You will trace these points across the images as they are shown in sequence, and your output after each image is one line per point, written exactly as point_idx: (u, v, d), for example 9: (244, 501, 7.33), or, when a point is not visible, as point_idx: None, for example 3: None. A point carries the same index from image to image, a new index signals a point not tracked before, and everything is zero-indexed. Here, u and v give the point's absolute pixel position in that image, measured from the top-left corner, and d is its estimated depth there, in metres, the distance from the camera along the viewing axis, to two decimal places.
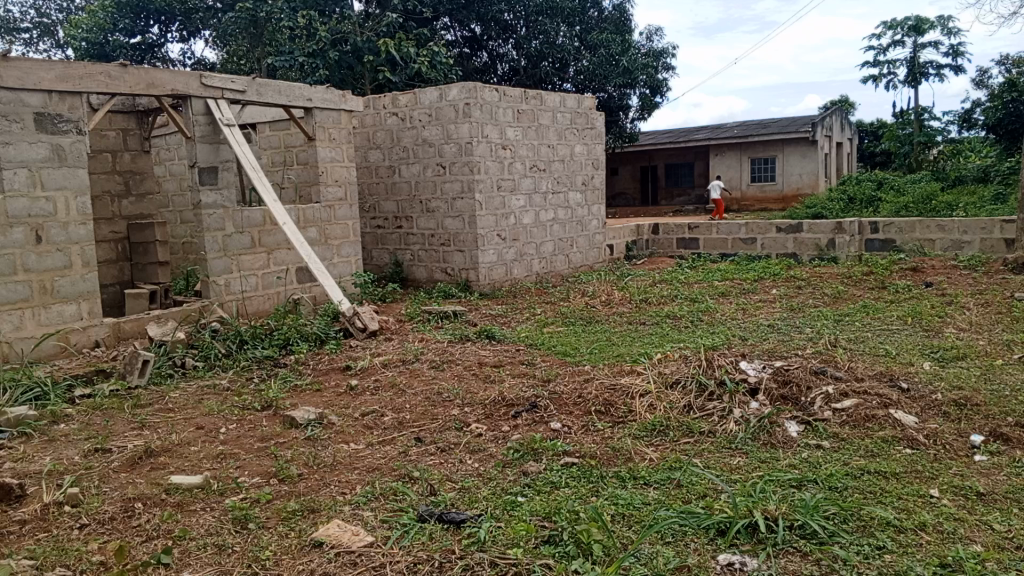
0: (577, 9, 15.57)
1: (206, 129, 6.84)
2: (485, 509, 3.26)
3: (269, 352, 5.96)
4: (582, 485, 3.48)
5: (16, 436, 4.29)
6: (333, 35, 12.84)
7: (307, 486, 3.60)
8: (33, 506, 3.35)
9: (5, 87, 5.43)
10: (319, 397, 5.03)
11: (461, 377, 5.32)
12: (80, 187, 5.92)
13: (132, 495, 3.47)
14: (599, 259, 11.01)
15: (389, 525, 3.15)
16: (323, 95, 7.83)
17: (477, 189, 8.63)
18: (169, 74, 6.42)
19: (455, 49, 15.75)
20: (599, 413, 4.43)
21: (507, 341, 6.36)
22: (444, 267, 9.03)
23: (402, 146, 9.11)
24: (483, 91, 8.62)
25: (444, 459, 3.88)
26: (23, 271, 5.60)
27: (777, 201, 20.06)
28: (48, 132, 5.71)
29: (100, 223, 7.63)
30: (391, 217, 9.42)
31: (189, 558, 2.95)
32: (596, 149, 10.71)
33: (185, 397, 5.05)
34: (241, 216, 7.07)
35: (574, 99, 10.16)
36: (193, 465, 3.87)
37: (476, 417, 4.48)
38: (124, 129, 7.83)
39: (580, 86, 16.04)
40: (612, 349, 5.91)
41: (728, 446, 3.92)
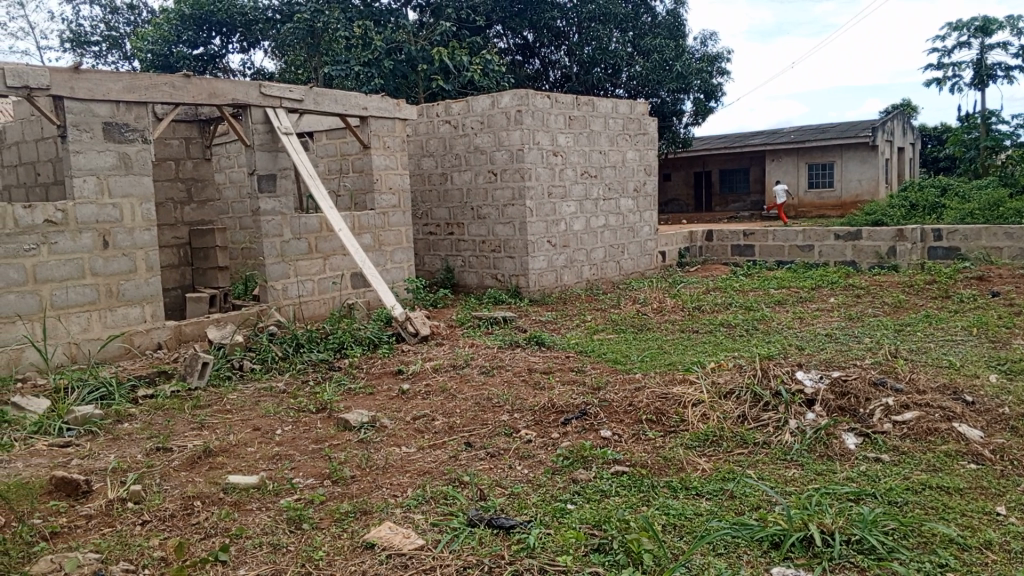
0: (630, 15, 15.59)
1: (265, 137, 7.01)
2: (534, 516, 3.26)
3: (324, 356, 6.07)
4: (632, 494, 3.45)
5: (83, 434, 4.45)
6: (388, 44, 13.06)
7: (359, 488, 3.65)
8: (98, 501, 3.47)
9: (76, 98, 5.65)
10: (371, 400, 5.11)
11: (511, 383, 5.33)
12: (145, 194, 6.12)
13: (191, 493, 3.56)
14: (650, 266, 10.93)
15: (439, 529, 3.18)
16: (378, 103, 7.95)
17: (528, 196, 8.65)
18: (229, 84, 6.60)
19: (508, 56, 15.89)
20: (650, 422, 4.39)
21: (557, 347, 6.35)
22: (495, 273, 9.08)
23: (454, 154, 9.19)
24: (535, 97, 8.64)
25: (494, 464, 3.89)
26: (90, 275, 5.81)
27: (836, 208, 19.59)
28: (115, 142, 5.92)
29: (164, 229, 7.90)
30: (443, 223, 9.51)
31: (245, 556, 3.01)
32: (648, 154, 10.62)
33: (243, 399, 5.18)
34: (299, 223, 7.22)
35: (626, 105, 10.10)
36: (249, 465, 3.96)
37: (526, 423, 4.48)
38: (187, 138, 8.09)
39: (633, 91, 15.97)
40: (663, 357, 5.85)
41: (783, 457, 3.85)
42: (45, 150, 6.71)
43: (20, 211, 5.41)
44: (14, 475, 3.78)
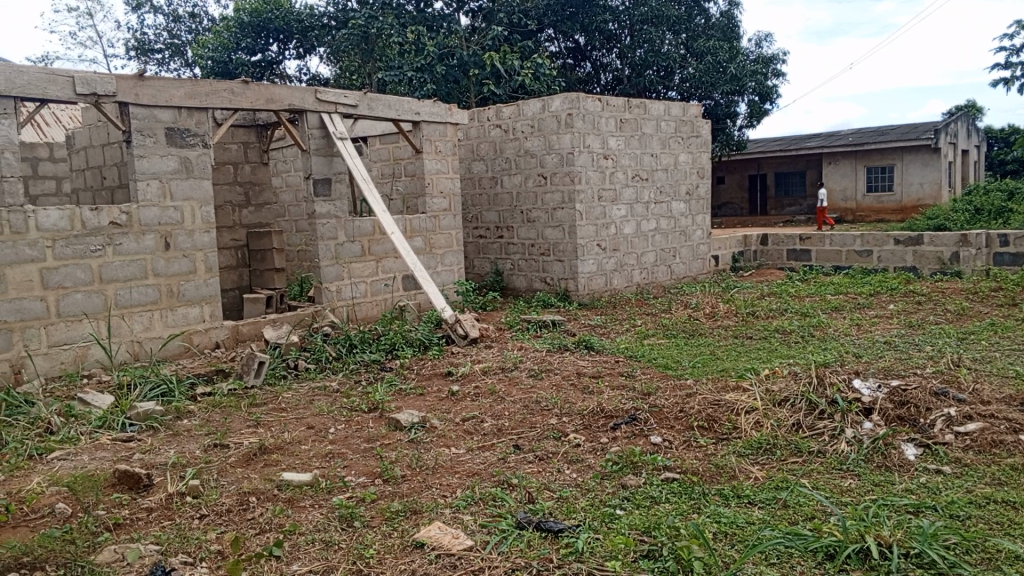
0: (683, 17, 15.36)
1: (321, 142, 7.14)
2: (583, 521, 3.24)
3: (376, 356, 6.15)
4: (682, 501, 3.41)
5: (144, 430, 4.60)
6: (440, 49, 13.18)
7: (409, 487, 3.68)
8: (158, 495, 3.58)
9: (141, 104, 5.85)
10: (421, 401, 5.16)
11: (561, 387, 5.31)
12: (205, 197, 6.29)
13: (247, 489, 3.65)
14: (703, 270, 10.80)
15: (488, 530, 3.19)
16: (431, 108, 8.03)
17: (578, 200, 8.64)
18: (286, 89, 6.74)
19: (560, 59, 15.96)
20: (702, 429, 4.34)
21: (607, 352, 6.32)
22: (544, 276, 9.08)
23: (505, 157, 9.23)
24: (586, 101, 8.62)
25: (542, 468, 3.89)
26: (152, 275, 6.00)
27: (895, 212, 19.07)
28: (177, 146, 6.10)
29: (223, 231, 8.10)
30: (493, 226, 9.55)
31: (298, 552, 3.07)
32: (701, 157, 10.49)
33: (297, 398, 5.27)
34: (353, 226, 7.33)
35: (679, 107, 10.00)
36: (303, 463, 4.03)
37: (574, 427, 4.47)
38: (245, 142, 8.29)
39: (686, 93, 15.76)
40: (715, 363, 5.77)
41: (839, 466, 3.76)
42: (111, 154, 6.97)
43: (87, 213, 5.61)
44: (80, 468, 3.93)
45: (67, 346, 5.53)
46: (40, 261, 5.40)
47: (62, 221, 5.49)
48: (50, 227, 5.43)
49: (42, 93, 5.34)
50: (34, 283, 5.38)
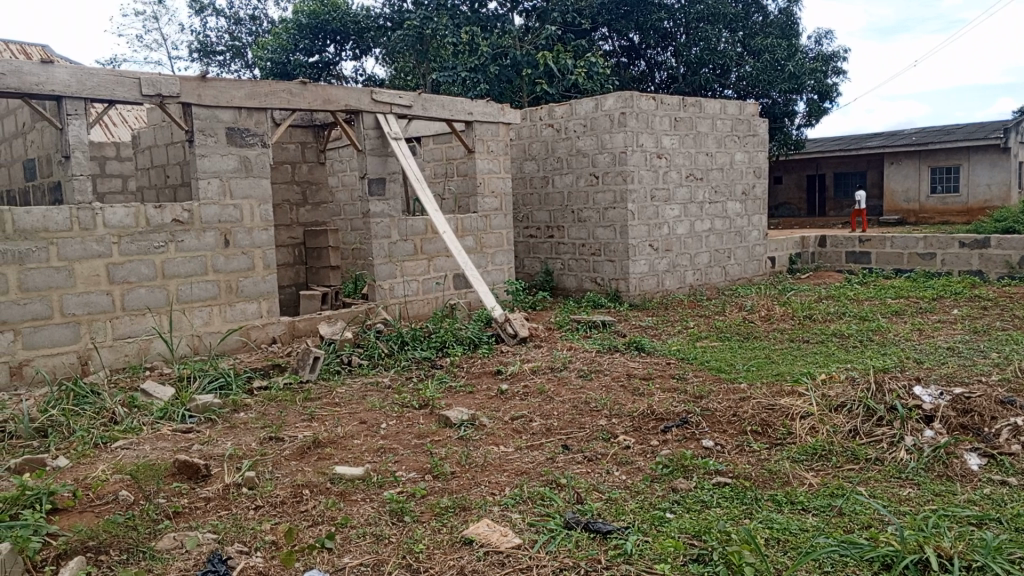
0: (740, 15, 15.16)
1: (376, 142, 7.23)
2: (632, 523, 3.23)
3: (426, 354, 6.21)
4: (734, 506, 3.36)
5: (203, 421, 4.73)
6: (494, 49, 13.24)
7: (459, 484, 3.71)
8: (216, 485, 3.68)
9: (203, 105, 6.01)
10: (471, 399, 5.19)
11: (610, 388, 5.27)
12: (264, 196, 6.44)
13: (301, 482, 3.72)
14: (758, 272, 10.61)
15: (537, 529, 3.19)
16: (484, 108, 8.06)
17: (630, 199, 8.57)
18: (343, 90, 6.85)
19: (613, 58, 15.91)
20: (755, 434, 4.27)
21: (658, 353, 6.27)
22: (595, 276, 9.04)
23: (557, 157, 9.21)
24: (640, 99, 8.55)
25: (591, 469, 3.88)
26: (212, 271, 6.16)
27: (961, 214, 18.49)
28: (237, 146, 6.26)
29: (280, 229, 8.28)
30: (544, 226, 9.55)
31: (349, 545, 3.12)
32: (758, 156, 10.31)
33: (350, 393, 5.36)
34: (405, 225, 7.41)
35: (735, 105, 9.84)
36: (355, 457, 4.10)
37: (624, 429, 4.44)
38: (303, 142, 8.45)
39: (742, 92, 15.52)
40: (770, 366, 5.67)
41: (897, 475, 3.66)
42: (174, 153, 7.19)
43: (152, 210, 5.79)
44: (142, 457, 4.06)
45: (131, 340, 5.73)
46: (106, 257, 5.60)
47: (127, 218, 5.67)
48: (116, 224, 5.63)
49: (110, 94, 5.53)
50: (100, 278, 5.58)
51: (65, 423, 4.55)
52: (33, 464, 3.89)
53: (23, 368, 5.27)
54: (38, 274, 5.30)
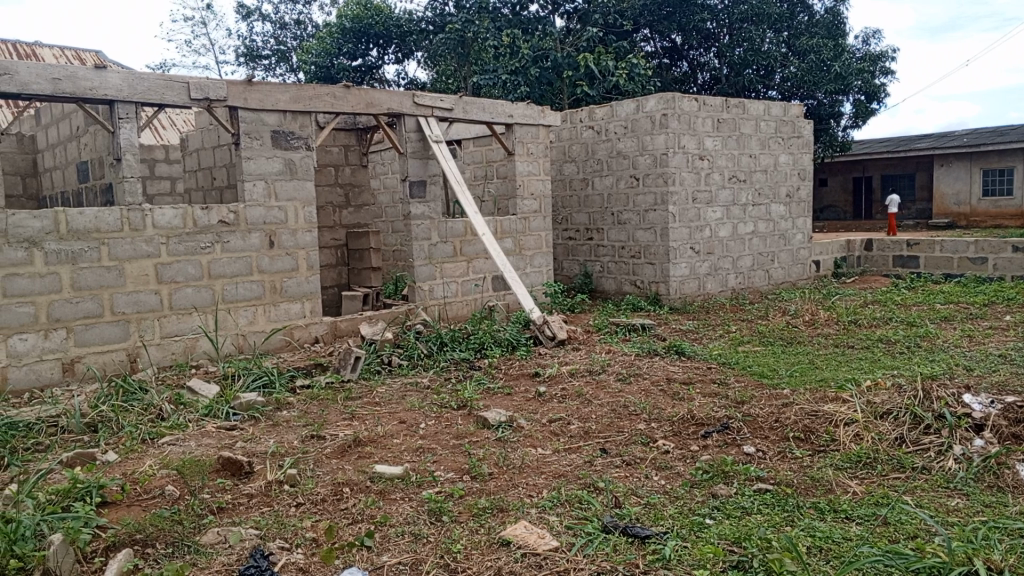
0: (785, 15, 14.94)
1: (417, 145, 7.29)
2: (671, 528, 3.20)
3: (465, 355, 6.24)
4: (775, 513, 3.31)
5: (246, 419, 4.82)
6: (535, 51, 13.28)
7: (496, 485, 3.72)
8: (258, 482, 3.74)
9: (249, 108, 6.12)
10: (509, 401, 5.20)
11: (650, 392, 5.24)
12: (308, 198, 6.54)
13: (341, 480, 3.77)
14: (803, 276, 10.44)
15: (574, 532, 3.19)
16: (524, 110, 8.07)
17: (671, 202, 8.51)
18: (385, 94, 6.93)
19: (655, 59, 15.81)
20: (797, 440, 4.20)
21: (698, 358, 6.21)
22: (634, 279, 8.99)
23: (597, 159, 9.19)
24: (682, 101, 8.48)
25: (630, 473, 3.86)
26: (257, 272, 6.28)
27: (1015, 217, 17.99)
28: (282, 149, 6.36)
29: (324, 231, 8.40)
30: (583, 228, 9.53)
31: (388, 543, 3.15)
32: (803, 158, 10.15)
33: (390, 393, 5.41)
34: (446, 227, 7.46)
35: (779, 107, 9.71)
36: (395, 456, 4.14)
37: (663, 433, 4.41)
38: (346, 145, 8.56)
39: (787, 93, 15.18)
40: (814, 372, 5.57)
41: (944, 484, 3.57)
42: (221, 156, 7.34)
43: (199, 212, 5.93)
44: (188, 452, 4.15)
45: (178, 338, 5.86)
46: (155, 257, 5.74)
47: (175, 219, 5.81)
48: (165, 224, 5.77)
49: (160, 98, 5.68)
50: (149, 277, 5.72)
51: (114, 418, 4.66)
52: (84, 457, 4.01)
53: (75, 365, 5.42)
54: (89, 273, 5.45)
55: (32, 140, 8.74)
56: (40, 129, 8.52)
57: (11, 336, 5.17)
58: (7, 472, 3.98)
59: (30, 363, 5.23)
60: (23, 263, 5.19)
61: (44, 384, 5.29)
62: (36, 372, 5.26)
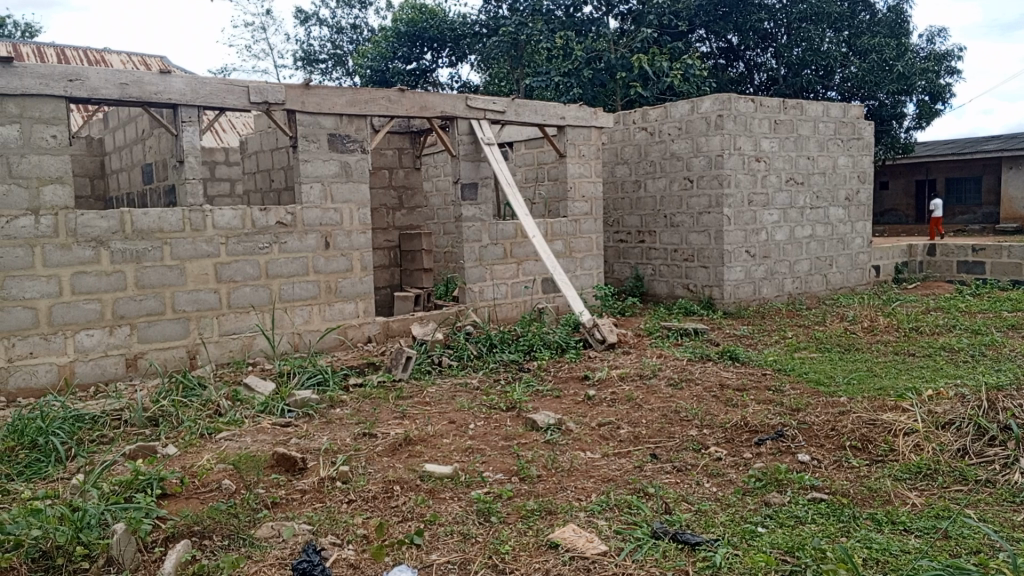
0: (846, 14, 14.59)
1: (469, 147, 7.33)
2: (722, 535, 3.16)
3: (515, 357, 6.26)
4: (830, 524, 3.24)
5: (301, 416, 4.92)
6: (588, 53, 13.32)
7: (545, 487, 3.72)
8: (312, 478, 3.81)
9: (306, 112, 6.24)
10: (558, 403, 5.20)
11: (702, 398, 5.17)
12: (363, 200, 6.64)
13: (392, 478, 3.81)
14: (862, 281, 10.17)
15: (623, 537, 3.17)
16: (577, 112, 8.05)
17: (726, 204, 8.40)
18: (439, 97, 6.99)
19: (710, 60, 15.64)
20: (854, 449, 4.10)
21: (752, 363, 6.10)
22: (687, 282, 8.89)
23: (650, 161, 9.12)
24: (738, 102, 8.37)
25: (680, 479, 3.81)
26: (313, 272, 6.40)
27: None
28: (338, 152, 6.47)
29: (377, 232, 8.53)
30: (635, 231, 9.46)
31: (437, 542, 3.18)
32: (863, 160, 9.91)
33: (440, 393, 5.45)
34: (496, 229, 7.49)
35: (839, 108, 9.50)
36: (444, 456, 4.17)
37: (715, 440, 4.35)
38: (400, 148, 8.68)
39: (846, 94, 14.88)
40: (873, 380, 5.43)
41: (1010, 498, 3.43)
42: (280, 158, 7.52)
43: (257, 213, 6.07)
44: (244, 448, 4.26)
45: (236, 336, 6.01)
46: (215, 256, 5.90)
47: (235, 220, 5.96)
48: (225, 225, 5.92)
49: (222, 102, 5.83)
50: (209, 276, 5.88)
51: (174, 413, 4.81)
52: (145, 450, 4.14)
53: (138, 361, 5.60)
54: (152, 272, 5.63)
55: (100, 143, 9.06)
56: (108, 132, 8.84)
57: (79, 332, 5.37)
58: (74, 463, 4.15)
59: (95, 358, 5.43)
60: (90, 261, 5.38)
61: (109, 379, 5.48)
62: (100, 367, 5.45)
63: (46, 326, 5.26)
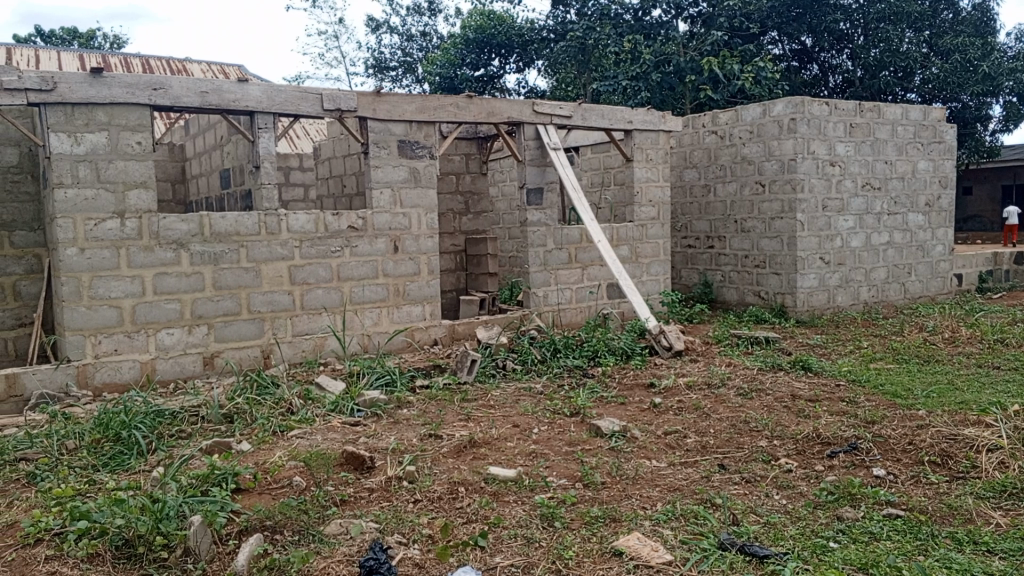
0: (927, 13, 14.09)
1: (535, 153, 7.37)
2: (792, 549, 3.08)
3: (579, 362, 6.24)
4: (906, 541, 3.12)
5: (369, 416, 5.02)
6: (657, 57, 13.17)
7: (609, 494, 3.70)
8: (379, 477, 3.88)
9: (377, 119, 6.37)
10: (623, 410, 5.16)
11: (772, 408, 5.06)
12: (431, 206, 6.73)
13: (457, 480, 3.86)
14: (943, 290, 9.77)
15: (688, 547, 3.13)
16: (644, 116, 7.99)
17: (799, 209, 8.19)
18: (507, 103, 7.04)
19: (783, 62, 15.29)
20: (933, 465, 3.95)
21: (826, 374, 5.93)
22: (758, 289, 8.71)
23: (720, 165, 8.97)
24: (813, 105, 8.16)
25: (749, 490, 3.74)
26: (383, 275, 6.52)
27: None
28: (407, 157, 6.58)
29: (444, 236, 8.63)
30: (703, 236, 9.33)
31: (501, 544, 3.20)
32: (944, 164, 9.53)
33: (504, 397, 5.48)
34: (562, 234, 7.48)
35: (920, 110, 9.15)
36: (508, 459, 4.19)
37: (786, 451, 4.25)
38: (468, 154, 8.78)
39: (927, 95, 14.34)
40: (954, 394, 5.19)
41: None
42: (351, 164, 7.69)
43: (330, 217, 6.22)
44: (315, 446, 4.36)
45: (308, 336, 6.17)
46: (289, 259, 6.07)
47: (308, 224, 6.12)
48: (299, 229, 6.09)
49: (296, 109, 6.01)
50: (283, 278, 6.06)
51: (248, 411, 4.96)
52: (221, 446, 4.29)
53: (215, 359, 5.81)
54: (230, 273, 5.83)
55: (182, 150, 9.44)
56: (189, 138, 9.19)
57: (160, 330, 5.60)
58: (154, 456, 4.33)
59: (175, 356, 5.65)
60: (171, 263, 5.61)
61: (187, 376, 5.70)
62: (180, 365, 5.67)
63: (130, 325, 5.50)
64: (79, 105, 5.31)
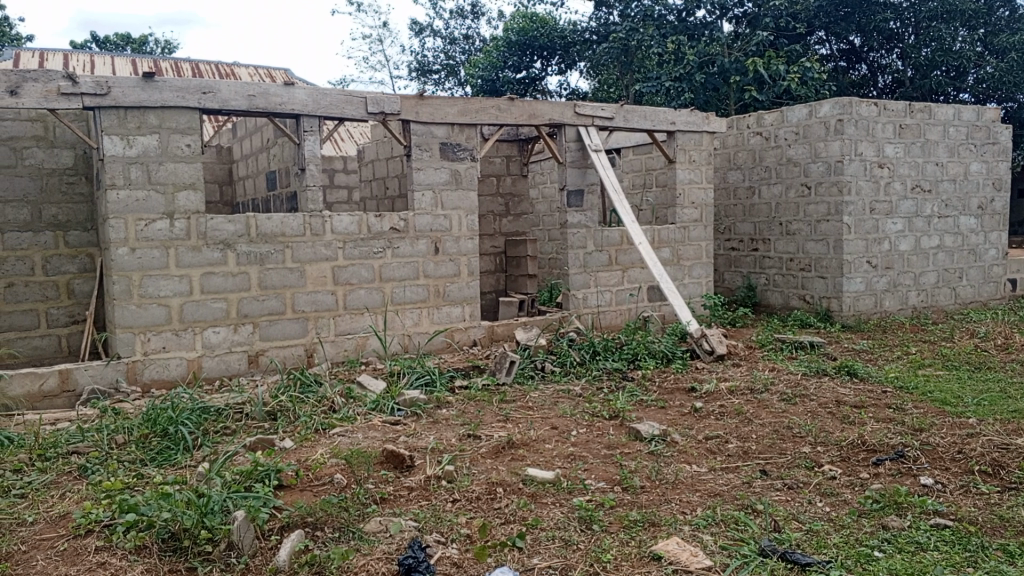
0: (982, 11, 13.74)
1: (576, 155, 7.35)
2: (835, 557, 3.03)
3: (618, 365, 6.22)
4: (955, 552, 3.04)
5: (409, 415, 5.06)
6: (701, 57, 13.01)
7: (648, 498, 3.68)
8: (418, 476, 3.91)
9: (419, 121, 6.42)
10: (663, 414, 5.12)
11: (816, 414, 4.97)
12: (471, 207, 6.76)
13: (495, 480, 3.87)
14: (996, 295, 9.49)
15: (728, 553, 3.09)
16: (687, 117, 7.92)
17: (846, 212, 8.05)
18: (548, 105, 7.04)
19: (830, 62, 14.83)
20: (984, 474, 3.84)
21: (872, 380, 5.81)
22: (803, 293, 8.57)
23: (764, 166, 8.85)
24: (860, 105, 8.01)
25: (791, 497, 3.68)
26: (423, 276, 6.57)
27: None
28: (449, 159, 6.62)
29: (485, 238, 8.66)
30: (747, 238, 9.20)
31: (539, 546, 3.20)
32: (999, 166, 9.25)
33: (543, 398, 5.48)
34: (602, 236, 7.45)
35: (973, 110, 8.90)
36: (547, 461, 4.19)
37: (830, 458, 4.17)
38: (509, 156, 8.80)
39: (981, 96, 13.97)
40: (1007, 403, 5.04)
41: None
42: (394, 166, 7.78)
43: (373, 219, 6.29)
44: (356, 444, 4.41)
45: (350, 336, 6.25)
46: (332, 260, 6.15)
47: (352, 225, 6.20)
48: (342, 230, 6.17)
49: (341, 112, 6.09)
50: (327, 279, 6.14)
51: (291, 408, 5.03)
52: (265, 443, 4.35)
53: (259, 357, 5.92)
54: (275, 273, 5.94)
55: (229, 152, 9.63)
56: (236, 141, 9.39)
57: (206, 328, 5.72)
58: (200, 451, 4.42)
59: (221, 354, 5.76)
60: (218, 263, 5.73)
61: (232, 374, 5.81)
62: (225, 363, 5.78)
63: (178, 323, 5.63)
64: (131, 109, 5.46)
